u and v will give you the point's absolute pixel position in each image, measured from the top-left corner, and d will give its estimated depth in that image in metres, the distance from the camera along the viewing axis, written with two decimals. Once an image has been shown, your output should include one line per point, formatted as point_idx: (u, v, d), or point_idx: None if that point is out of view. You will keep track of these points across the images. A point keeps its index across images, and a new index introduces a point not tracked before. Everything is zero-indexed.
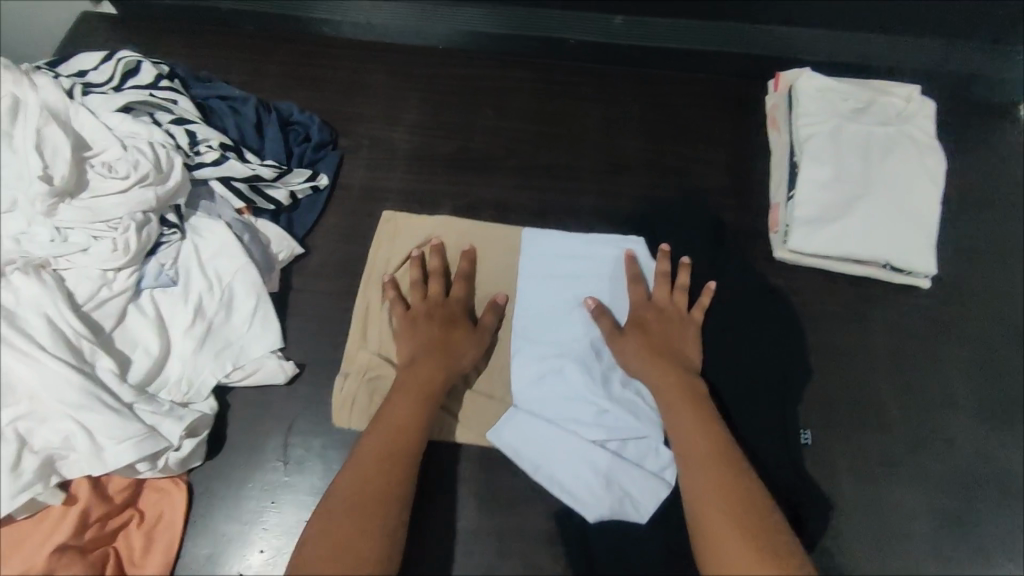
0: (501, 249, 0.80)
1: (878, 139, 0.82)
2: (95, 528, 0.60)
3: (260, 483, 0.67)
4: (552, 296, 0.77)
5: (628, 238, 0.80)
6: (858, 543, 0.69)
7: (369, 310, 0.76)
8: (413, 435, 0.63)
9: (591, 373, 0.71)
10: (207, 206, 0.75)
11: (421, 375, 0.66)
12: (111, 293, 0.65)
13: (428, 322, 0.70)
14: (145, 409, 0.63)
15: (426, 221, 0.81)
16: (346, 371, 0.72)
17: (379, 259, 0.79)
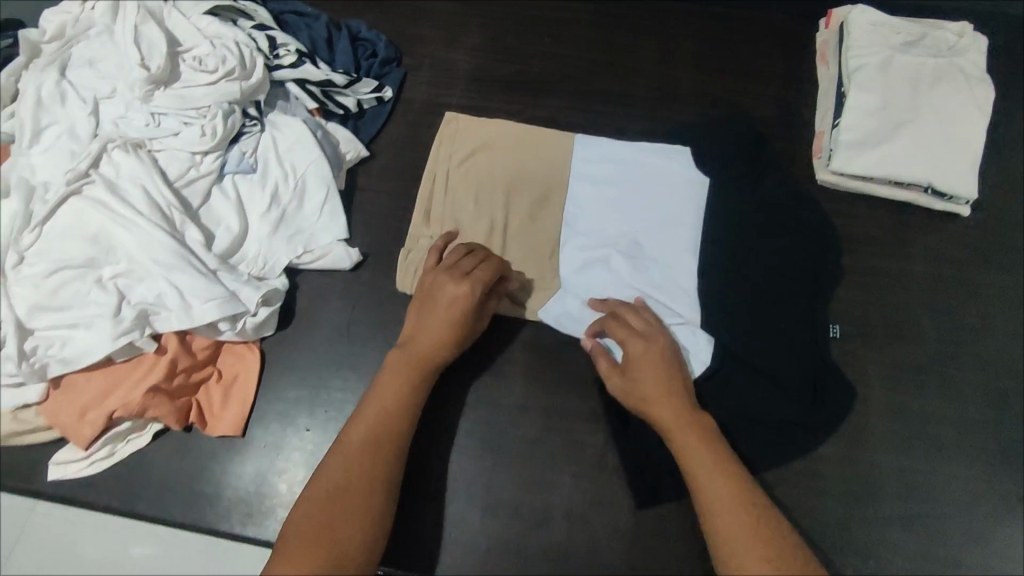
0: (553, 150, 0.82)
1: (926, 71, 0.79)
2: (182, 377, 0.68)
3: (324, 354, 0.73)
4: (602, 197, 0.80)
5: (677, 148, 0.82)
6: (889, 461, 0.68)
7: (432, 205, 0.79)
8: (390, 442, 0.60)
9: (634, 262, 0.75)
10: (284, 106, 0.80)
11: (413, 364, 0.64)
12: (198, 173, 0.72)
13: (437, 311, 0.65)
14: (227, 277, 0.69)
15: (485, 123, 0.83)
16: (409, 248, 0.77)
17: (441, 155, 0.82)
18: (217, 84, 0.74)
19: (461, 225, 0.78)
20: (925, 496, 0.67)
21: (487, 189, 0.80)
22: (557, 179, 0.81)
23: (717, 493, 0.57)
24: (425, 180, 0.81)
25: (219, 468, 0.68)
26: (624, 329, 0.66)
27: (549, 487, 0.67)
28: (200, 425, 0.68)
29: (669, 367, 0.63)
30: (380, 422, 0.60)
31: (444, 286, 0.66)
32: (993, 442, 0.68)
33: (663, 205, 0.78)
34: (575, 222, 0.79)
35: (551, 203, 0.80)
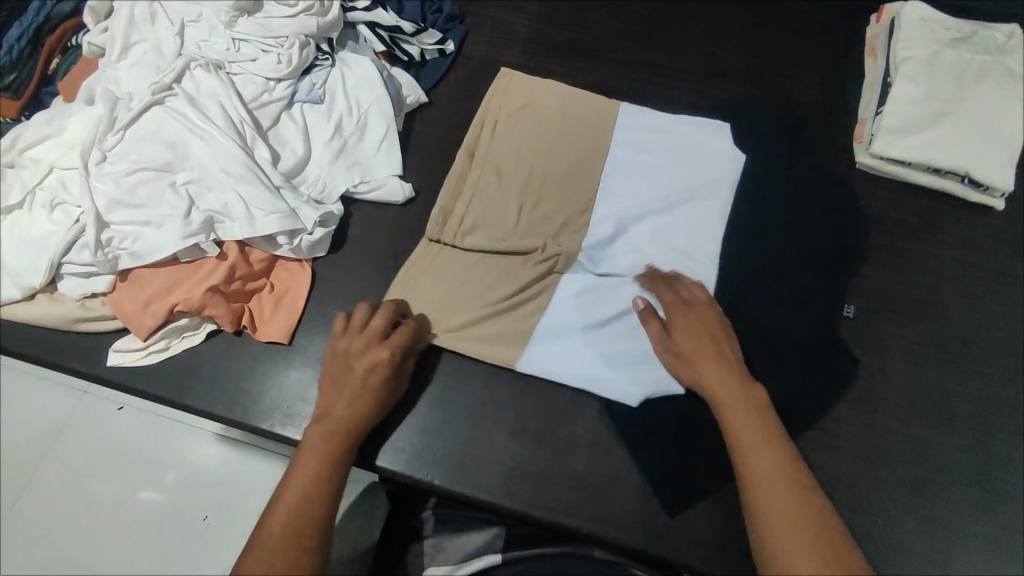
0: (597, 112, 0.84)
1: (974, 65, 0.81)
2: (238, 284, 0.72)
3: (370, 280, 0.77)
4: (641, 161, 0.81)
5: (716, 123, 0.83)
6: (900, 429, 0.71)
7: (477, 150, 0.82)
8: (315, 516, 0.58)
9: (660, 230, 0.77)
10: (353, 47, 0.85)
11: (333, 441, 0.62)
12: (270, 98, 0.77)
13: (354, 383, 0.64)
14: (290, 196, 0.74)
15: (537, 82, 0.85)
16: (453, 189, 0.80)
17: (491, 106, 0.84)
18: (296, 18, 0.79)
19: (500, 175, 0.81)
20: (938, 463, 0.69)
21: (530, 143, 0.82)
22: (597, 140, 0.82)
23: (754, 449, 0.59)
24: (473, 128, 0.84)
25: (265, 371, 0.72)
26: (669, 299, 0.70)
27: (574, 418, 0.71)
28: (251, 330, 0.72)
29: (712, 338, 0.66)
30: (302, 499, 0.59)
31: (358, 357, 0.65)
32: (1008, 421, 0.71)
33: (699, 175, 0.79)
34: (611, 182, 0.80)
35: (588, 161, 0.81)
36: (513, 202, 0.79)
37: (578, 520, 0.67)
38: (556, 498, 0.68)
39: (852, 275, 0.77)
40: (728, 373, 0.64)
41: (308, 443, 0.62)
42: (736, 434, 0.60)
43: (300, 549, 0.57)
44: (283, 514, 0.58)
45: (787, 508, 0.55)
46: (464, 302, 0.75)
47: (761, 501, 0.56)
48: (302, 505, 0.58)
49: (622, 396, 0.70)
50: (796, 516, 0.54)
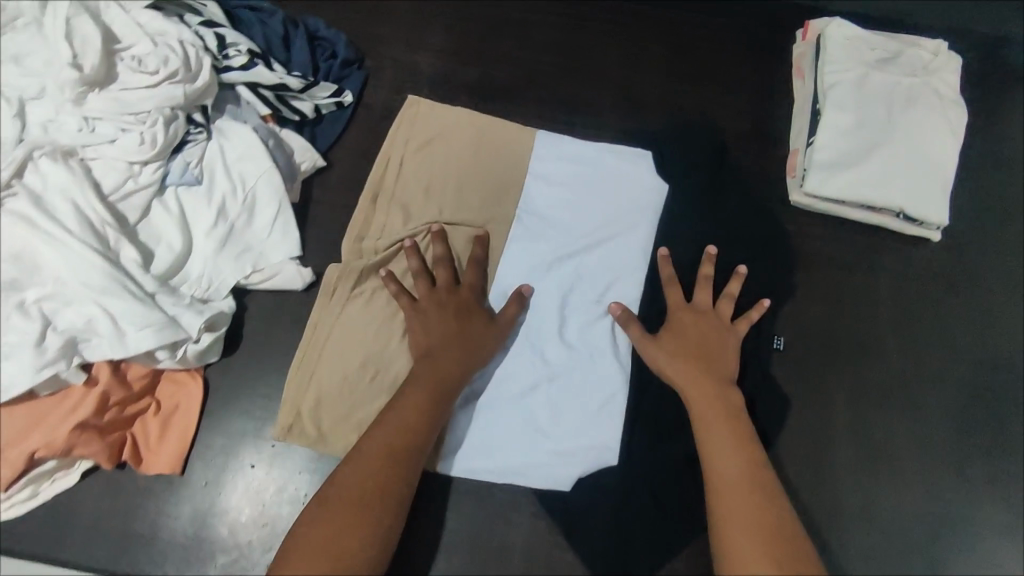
0: (511, 150, 0.77)
1: (902, 90, 0.78)
2: (115, 411, 0.62)
3: (273, 382, 0.68)
4: (559, 200, 0.76)
5: (637, 150, 0.78)
6: (827, 482, 0.72)
7: (382, 190, 0.74)
8: (416, 442, 0.59)
9: (580, 282, 0.74)
10: (234, 112, 0.74)
11: (443, 364, 0.64)
12: (136, 186, 0.66)
13: (460, 308, 0.67)
14: (167, 300, 0.64)
15: (449, 111, 0.77)
16: (361, 235, 0.72)
17: (398, 139, 0.76)
18: (159, 87, 0.67)
19: (409, 219, 0.73)
20: (859, 517, 0.72)
21: (440, 181, 0.75)
22: (511, 180, 0.76)
23: (731, 454, 0.60)
24: (379, 161, 0.75)
25: (156, 506, 0.63)
26: (680, 299, 0.70)
27: (506, 517, 0.70)
28: (134, 463, 0.63)
29: (699, 344, 0.67)
30: (407, 420, 0.60)
31: (442, 293, 0.68)
32: (925, 469, 0.73)
33: (618, 219, 0.76)
34: (527, 224, 0.75)
35: (501, 204, 0.75)
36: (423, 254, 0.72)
37: None
38: None
39: (780, 328, 0.75)
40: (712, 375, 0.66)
41: (419, 365, 0.64)
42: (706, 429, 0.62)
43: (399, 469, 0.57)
44: (383, 432, 0.59)
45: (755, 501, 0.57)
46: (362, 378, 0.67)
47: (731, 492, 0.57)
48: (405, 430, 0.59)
49: (550, 480, 0.70)
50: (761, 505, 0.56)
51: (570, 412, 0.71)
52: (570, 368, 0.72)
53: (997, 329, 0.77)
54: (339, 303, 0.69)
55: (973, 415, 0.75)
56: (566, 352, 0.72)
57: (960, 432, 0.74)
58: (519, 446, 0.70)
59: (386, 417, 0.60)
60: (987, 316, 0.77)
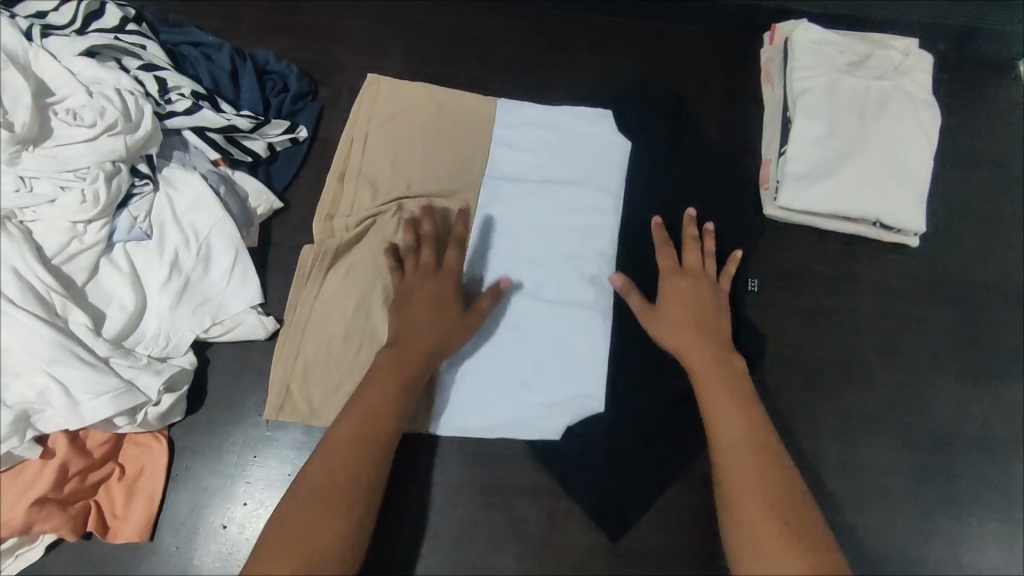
0: (473, 116, 0.78)
1: (874, 94, 0.75)
2: (75, 482, 0.60)
3: (240, 438, 0.67)
4: (526, 166, 0.77)
5: (596, 111, 0.80)
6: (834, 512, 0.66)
7: (347, 168, 0.75)
8: (378, 435, 0.58)
9: (552, 239, 0.74)
10: (182, 157, 0.71)
11: (408, 355, 0.62)
12: (81, 246, 0.64)
13: (429, 296, 0.65)
14: (122, 363, 0.62)
15: (408, 87, 0.77)
16: (332, 212, 0.73)
17: (359, 119, 0.76)
18: (97, 141, 0.64)
19: (376, 193, 0.74)
20: (871, 544, 0.65)
21: (406, 156, 0.75)
22: (475, 148, 0.77)
23: (738, 431, 0.59)
24: (342, 142, 0.75)
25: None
26: (668, 264, 0.69)
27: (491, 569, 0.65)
28: (100, 532, 0.61)
29: (699, 314, 0.66)
30: (369, 414, 0.59)
31: (419, 279, 0.66)
32: (937, 486, 0.67)
33: (584, 179, 0.77)
34: (495, 190, 0.76)
35: (467, 171, 0.76)
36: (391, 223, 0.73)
37: None
38: None
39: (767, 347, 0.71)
40: (711, 345, 0.65)
41: (383, 358, 0.62)
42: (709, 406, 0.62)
43: (363, 460, 0.57)
44: (345, 427, 0.58)
45: (763, 472, 0.57)
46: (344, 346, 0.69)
47: (737, 468, 0.57)
48: (379, 420, 0.58)
49: (539, 429, 0.68)
50: (768, 476, 0.57)
51: (552, 364, 0.70)
52: (549, 320, 0.71)
53: (997, 333, 0.73)
54: (314, 275, 0.70)
55: (983, 426, 0.69)
56: (545, 310, 0.72)
57: (973, 444, 0.68)
58: (507, 401, 0.69)
59: (348, 411, 0.59)
60: (984, 320, 0.73)
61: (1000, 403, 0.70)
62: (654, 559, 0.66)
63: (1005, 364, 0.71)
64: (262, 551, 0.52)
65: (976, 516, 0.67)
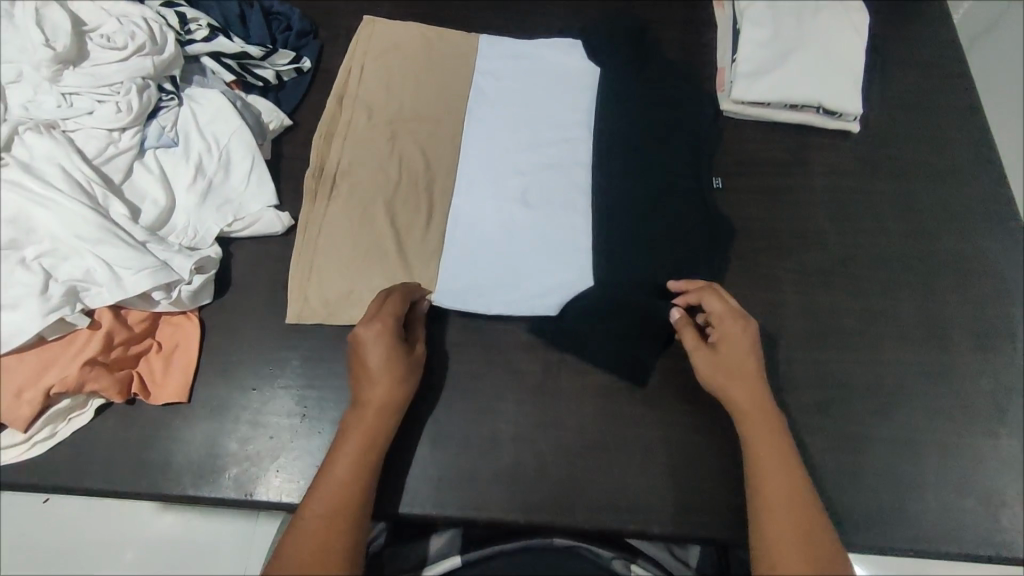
0: (458, 50, 0.86)
1: (809, 3, 0.86)
2: (120, 350, 0.68)
3: (263, 318, 0.74)
4: (506, 89, 0.84)
5: (568, 41, 0.88)
6: (798, 352, 0.73)
7: (346, 95, 0.83)
8: (356, 505, 0.58)
9: (533, 151, 0.81)
10: (201, 81, 0.81)
11: (368, 418, 0.62)
12: (117, 150, 0.72)
13: (376, 355, 0.63)
14: (157, 248, 0.69)
15: (399, 26, 0.86)
16: (333, 134, 0.81)
17: (356, 55, 0.85)
18: (128, 60, 0.73)
19: (372, 115, 0.81)
20: (839, 380, 0.71)
21: (398, 83, 0.84)
22: (461, 75, 0.85)
23: (774, 484, 0.60)
24: (341, 72, 0.84)
25: (166, 435, 0.68)
26: (716, 309, 0.68)
27: (494, 415, 0.70)
28: (143, 395, 0.68)
29: (751, 366, 0.65)
30: (348, 486, 0.58)
31: (367, 338, 0.63)
32: (892, 329, 0.74)
33: (561, 97, 0.84)
34: (478, 109, 0.83)
35: (453, 94, 0.84)
36: (387, 139, 0.80)
37: (514, 512, 0.66)
38: (488, 496, 0.67)
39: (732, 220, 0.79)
40: (743, 374, 0.65)
41: (349, 421, 0.62)
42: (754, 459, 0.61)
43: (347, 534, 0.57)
44: (322, 505, 0.57)
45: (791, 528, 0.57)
46: (348, 250, 0.75)
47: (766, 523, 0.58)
48: (360, 459, 0.60)
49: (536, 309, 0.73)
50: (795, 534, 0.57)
51: (540, 256, 0.75)
52: (535, 218, 0.77)
53: (936, 198, 0.80)
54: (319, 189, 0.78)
55: (929, 276, 0.76)
56: (529, 211, 0.77)
57: (921, 292, 0.76)
58: (502, 289, 0.74)
59: (319, 487, 0.58)
60: (925, 189, 0.81)
61: (944, 256, 0.78)
62: (645, 401, 0.71)
63: (944, 223, 0.79)
64: None
65: (931, 351, 0.73)
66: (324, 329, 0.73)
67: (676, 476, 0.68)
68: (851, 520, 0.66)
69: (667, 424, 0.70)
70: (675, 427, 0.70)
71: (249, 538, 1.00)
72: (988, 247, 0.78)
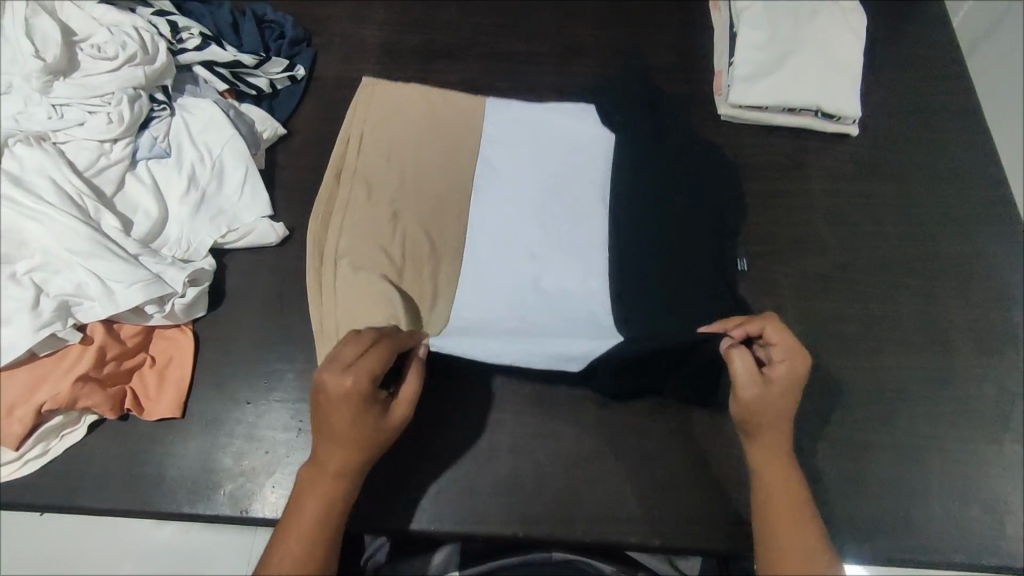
0: (465, 118, 0.81)
1: (806, 5, 0.85)
2: (113, 365, 0.67)
3: (257, 330, 0.73)
4: (517, 161, 0.79)
5: (582, 107, 0.83)
6: None
7: (345, 165, 0.78)
8: (312, 575, 0.56)
9: (546, 230, 0.75)
10: (193, 90, 0.79)
11: (332, 479, 0.58)
12: (109, 161, 0.71)
13: (343, 417, 0.57)
14: (149, 261, 0.68)
15: (402, 88, 0.82)
16: (330, 209, 0.76)
17: (356, 119, 0.80)
18: (120, 71, 0.72)
19: (373, 184, 0.76)
20: (840, 386, 0.71)
21: (402, 151, 0.78)
22: (468, 146, 0.80)
23: (782, 502, 0.59)
24: (340, 140, 0.79)
25: (160, 450, 0.67)
26: (778, 348, 0.62)
27: (492, 426, 0.69)
28: (137, 411, 0.67)
29: (783, 415, 0.62)
30: (306, 551, 0.56)
31: (332, 399, 0.56)
32: (893, 334, 0.73)
33: (574, 170, 0.79)
34: (487, 184, 0.78)
35: (459, 161, 0.79)
36: (390, 215, 0.74)
37: (513, 525, 0.65)
38: (487, 509, 0.66)
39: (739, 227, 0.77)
40: (782, 413, 0.61)
41: (308, 479, 0.58)
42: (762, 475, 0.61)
43: None
44: (277, 574, 0.55)
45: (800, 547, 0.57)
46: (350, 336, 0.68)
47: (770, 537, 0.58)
48: (320, 524, 0.57)
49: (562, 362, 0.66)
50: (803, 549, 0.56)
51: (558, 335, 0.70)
52: (549, 307, 0.72)
53: (936, 202, 0.80)
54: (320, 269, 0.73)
55: (929, 280, 0.76)
56: (544, 299, 0.72)
57: (923, 297, 0.75)
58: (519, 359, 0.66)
59: (276, 551, 0.56)
60: (925, 192, 0.80)
61: (944, 260, 0.77)
62: (644, 410, 0.70)
63: (944, 227, 0.79)
64: None
65: (933, 356, 0.72)
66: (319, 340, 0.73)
67: (677, 486, 0.67)
68: (854, 529, 0.65)
69: (667, 433, 0.69)
70: (676, 436, 0.69)
71: (248, 544, 1.00)
72: (988, 250, 0.77)
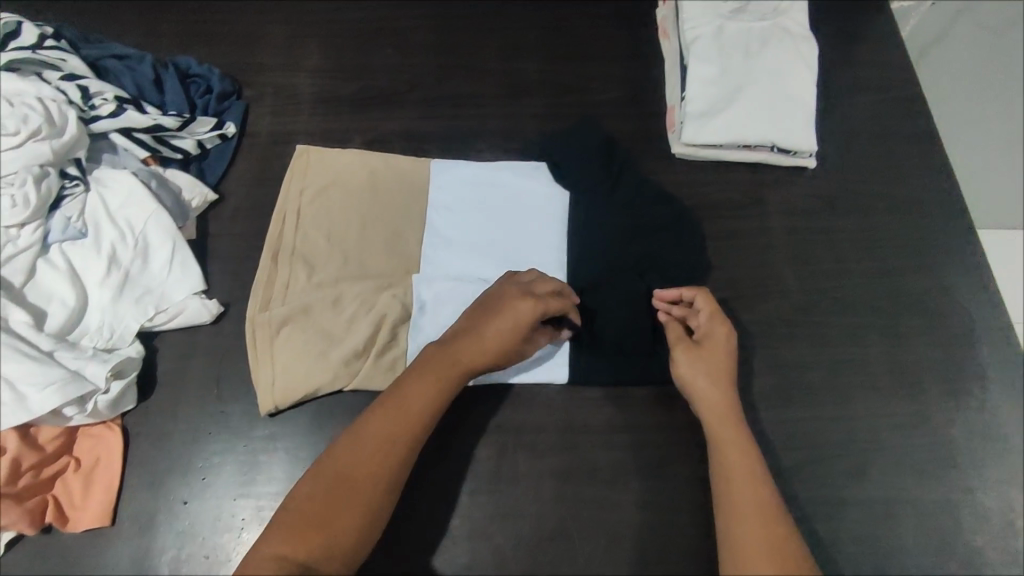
0: (405, 180, 0.78)
1: (755, 35, 0.82)
2: (29, 477, 0.61)
3: (192, 418, 0.68)
4: (463, 225, 0.76)
5: (530, 164, 0.79)
6: (766, 411, 0.69)
7: (283, 246, 0.74)
8: (415, 441, 0.58)
9: None
10: (111, 159, 0.74)
11: (464, 367, 0.61)
12: (16, 249, 0.65)
13: (510, 323, 0.62)
14: (67, 355, 0.63)
15: (340, 154, 0.78)
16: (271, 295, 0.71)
17: (292, 193, 0.76)
18: (23, 147, 0.65)
19: (312, 264, 0.73)
20: (809, 438, 0.68)
21: (341, 225, 0.75)
22: (409, 211, 0.76)
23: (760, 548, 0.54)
24: (275, 218, 0.75)
25: (89, 562, 0.62)
26: (702, 315, 0.66)
27: (449, 509, 0.65)
28: (59, 523, 0.62)
29: (728, 370, 0.64)
30: (414, 413, 0.59)
31: (506, 305, 0.63)
32: (860, 377, 0.71)
33: (522, 231, 0.75)
34: (434, 252, 0.74)
35: (400, 232, 0.75)
36: (329, 293, 0.71)
37: None
38: None
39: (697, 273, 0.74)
40: (722, 373, 0.64)
41: (435, 352, 0.62)
42: (737, 516, 0.56)
43: (395, 460, 0.57)
44: (387, 421, 0.58)
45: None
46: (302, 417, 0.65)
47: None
48: (439, 399, 0.60)
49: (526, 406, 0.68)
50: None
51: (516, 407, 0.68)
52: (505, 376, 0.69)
53: (897, 233, 0.78)
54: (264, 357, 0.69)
55: (894, 317, 0.74)
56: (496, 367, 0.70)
57: (888, 336, 0.73)
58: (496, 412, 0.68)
59: (395, 400, 0.59)
60: (885, 224, 0.78)
61: (907, 294, 0.75)
62: (608, 479, 0.66)
63: (906, 259, 0.76)
64: (283, 526, 0.53)
65: (902, 398, 0.70)
66: (260, 426, 0.68)
67: (646, 559, 0.64)
68: None
69: (634, 502, 0.65)
70: (643, 505, 0.65)
71: None
72: (950, 282, 0.76)
